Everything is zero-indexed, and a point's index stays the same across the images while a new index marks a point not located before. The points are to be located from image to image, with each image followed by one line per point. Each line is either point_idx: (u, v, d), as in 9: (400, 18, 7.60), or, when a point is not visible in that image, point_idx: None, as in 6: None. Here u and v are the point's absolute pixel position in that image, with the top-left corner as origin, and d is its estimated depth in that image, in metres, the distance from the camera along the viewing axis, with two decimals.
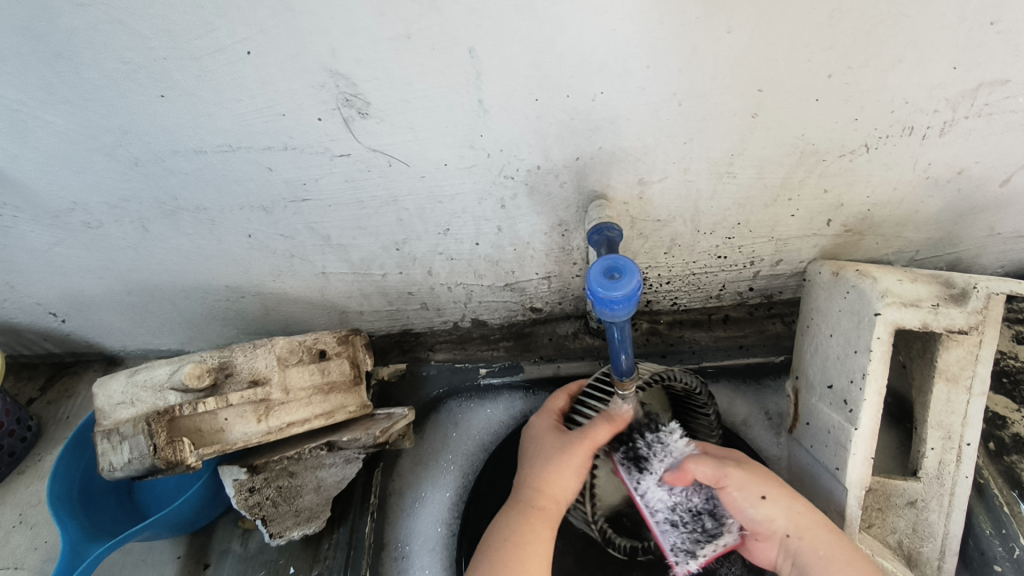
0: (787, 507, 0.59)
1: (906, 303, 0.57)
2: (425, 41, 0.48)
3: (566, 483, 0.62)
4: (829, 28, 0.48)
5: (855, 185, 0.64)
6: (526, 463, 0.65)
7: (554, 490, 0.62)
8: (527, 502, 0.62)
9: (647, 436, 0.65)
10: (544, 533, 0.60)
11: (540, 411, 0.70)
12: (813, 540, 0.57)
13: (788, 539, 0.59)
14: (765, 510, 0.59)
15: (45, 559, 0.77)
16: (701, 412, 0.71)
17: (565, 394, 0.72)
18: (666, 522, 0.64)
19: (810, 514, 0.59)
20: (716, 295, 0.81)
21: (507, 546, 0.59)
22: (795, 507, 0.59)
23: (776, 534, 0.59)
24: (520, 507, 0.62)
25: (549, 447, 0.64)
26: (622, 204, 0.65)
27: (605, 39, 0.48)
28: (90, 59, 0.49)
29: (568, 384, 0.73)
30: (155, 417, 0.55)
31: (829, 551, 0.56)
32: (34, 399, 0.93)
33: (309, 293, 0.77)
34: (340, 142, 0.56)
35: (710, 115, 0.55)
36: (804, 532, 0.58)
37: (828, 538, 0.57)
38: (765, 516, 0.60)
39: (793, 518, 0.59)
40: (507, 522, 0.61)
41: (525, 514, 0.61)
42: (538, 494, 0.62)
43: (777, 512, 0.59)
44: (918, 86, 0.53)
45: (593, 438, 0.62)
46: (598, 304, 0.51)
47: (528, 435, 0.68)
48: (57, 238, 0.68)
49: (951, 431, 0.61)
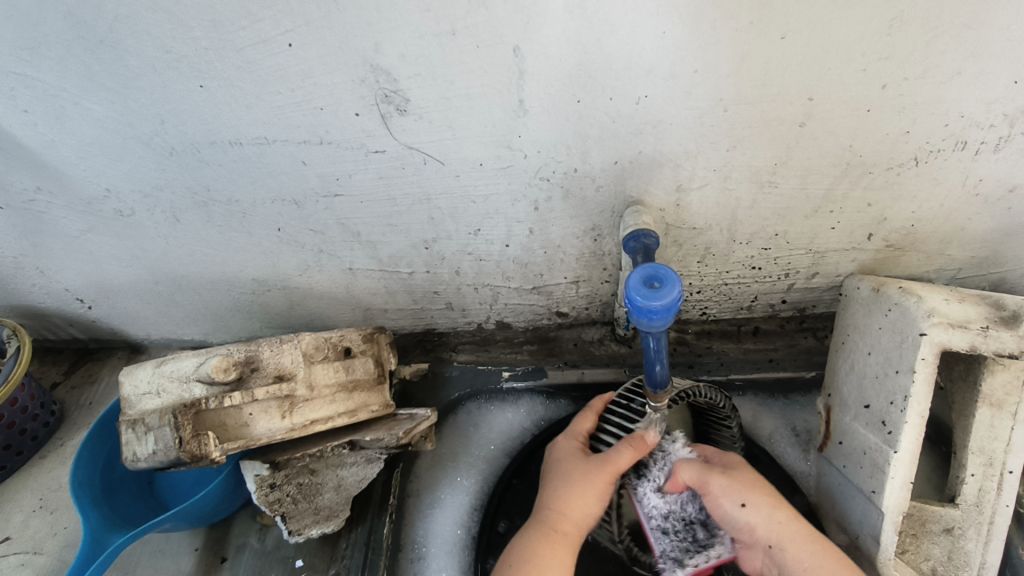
0: (769, 517, 0.57)
1: (954, 324, 0.55)
2: (469, 39, 0.47)
3: (588, 507, 0.61)
4: (887, 37, 0.47)
5: (900, 200, 0.62)
6: (548, 484, 0.64)
7: (576, 514, 0.61)
8: (548, 523, 0.61)
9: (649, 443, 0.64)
10: (564, 556, 0.59)
11: (566, 431, 0.69)
12: (795, 551, 0.56)
13: (771, 549, 0.57)
14: (747, 517, 0.58)
15: (64, 545, 0.76)
16: (723, 424, 0.69)
17: (594, 415, 0.69)
18: (659, 529, 0.62)
19: (793, 525, 0.57)
20: (747, 306, 0.80)
21: (528, 568, 0.58)
22: (778, 517, 0.57)
23: (759, 543, 0.58)
24: (542, 528, 0.61)
25: (571, 470, 0.63)
26: (658, 210, 0.63)
27: (656, 42, 0.47)
28: (133, 46, 0.48)
29: (595, 402, 0.71)
30: (182, 410, 0.55)
31: (810, 562, 0.55)
32: (57, 383, 0.93)
33: (335, 289, 0.77)
34: (377, 139, 0.55)
35: (756, 124, 0.53)
36: (787, 542, 0.56)
37: (811, 550, 0.56)
38: (747, 522, 0.58)
39: (774, 528, 0.57)
40: (529, 543, 0.60)
41: (548, 536, 0.60)
42: (559, 516, 0.61)
43: (758, 521, 0.58)
44: (976, 100, 0.51)
45: (617, 465, 0.60)
46: (636, 313, 0.49)
47: (553, 456, 0.67)
48: (90, 225, 0.68)
49: (993, 457, 0.59)
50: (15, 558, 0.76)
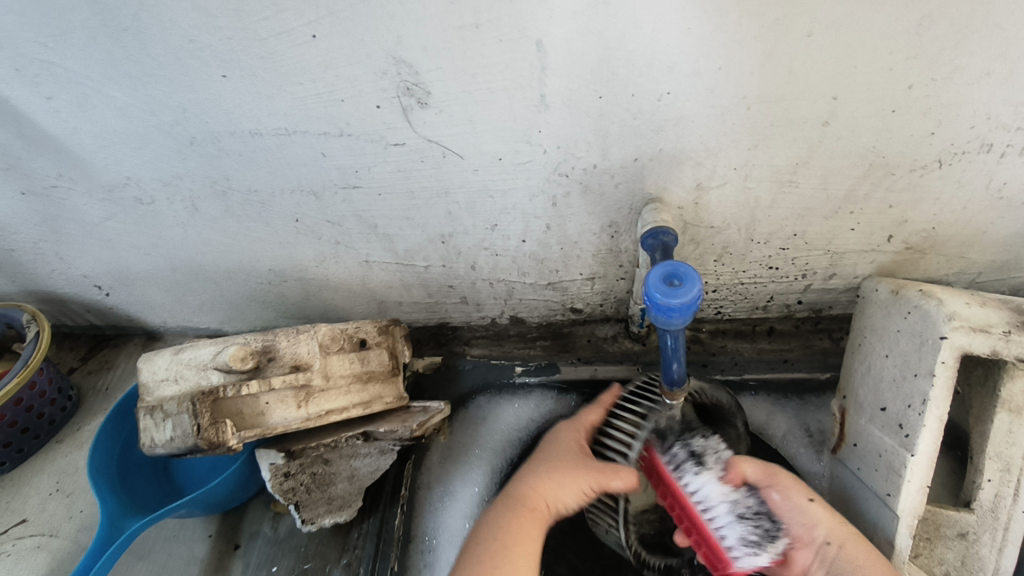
0: (831, 517, 0.58)
1: (974, 328, 0.55)
2: (493, 32, 0.47)
3: (562, 497, 0.61)
4: (915, 36, 0.46)
5: (921, 203, 0.61)
6: (534, 463, 0.64)
7: (550, 498, 0.61)
8: (521, 498, 0.61)
9: (702, 438, 0.62)
10: (532, 532, 0.59)
11: (572, 419, 0.69)
12: (854, 550, 0.56)
13: (827, 546, 0.57)
14: (812, 512, 0.59)
15: (79, 529, 0.77)
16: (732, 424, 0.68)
17: (601, 410, 0.69)
18: (727, 517, 0.57)
19: (851, 527, 0.58)
20: (762, 306, 0.79)
21: (495, 545, 0.58)
22: (838, 517, 0.59)
23: (816, 540, 0.58)
24: (514, 501, 0.61)
25: (562, 459, 0.63)
26: (677, 208, 0.63)
27: (680, 38, 0.47)
28: (158, 35, 0.48)
29: (603, 397, 0.70)
30: (200, 397, 0.55)
31: (866, 560, 0.55)
32: (74, 369, 0.94)
33: (350, 281, 0.77)
34: (397, 132, 0.55)
35: (780, 122, 0.53)
36: (845, 540, 0.57)
37: (867, 549, 0.56)
38: (810, 519, 0.58)
39: (836, 526, 0.58)
40: (499, 518, 0.60)
41: (517, 509, 0.60)
42: (534, 494, 0.61)
43: (822, 518, 0.58)
44: (1003, 101, 0.51)
45: (610, 479, 0.60)
46: (655, 310, 0.50)
47: (552, 440, 0.67)
48: (110, 212, 0.69)
49: (1011, 463, 0.59)
50: (32, 540, 0.77)
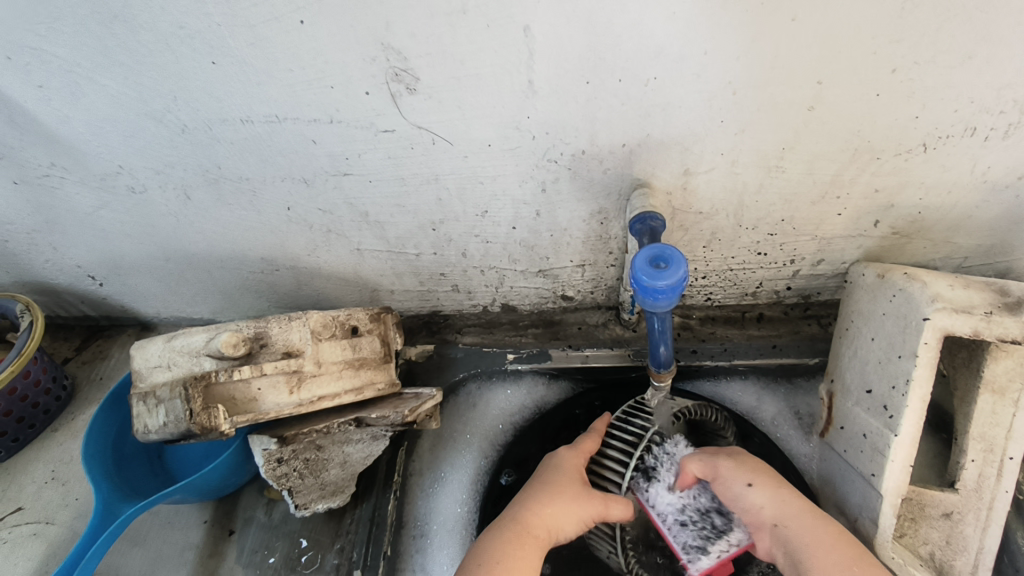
0: (775, 496, 0.58)
1: (958, 309, 0.55)
2: (480, 18, 0.47)
3: (565, 525, 0.60)
4: (898, 20, 0.47)
5: (908, 187, 0.62)
6: (534, 487, 0.63)
7: (553, 524, 0.59)
8: (523, 524, 0.59)
9: (654, 448, 0.64)
10: (533, 560, 0.57)
11: (569, 445, 0.67)
12: (798, 527, 0.56)
13: (778, 528, 0.57)
14: (754, 498, 0.58)
15: (75, 516, 0.78)
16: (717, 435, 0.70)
17: (597, 438, 0.68)
18: (676, 524, 0.60)
19: (797, 503, 0.58)
20: (752, 293, 0.80)
21: (499, 568, 0.56)
22: (783, 496, 0.58)
23: (765, 523, 0.58)
24: (518, 528, 0.59)
25: (563, 485, 0.62)
26: (665, 193, 0.63)
27: (666, 23, 0.47)
28: (146, 22, 0.49)
29: (596, 425, 0.70)
30: (193, 382, 0.56)
31: (813, 536, 0.55)
32: (68, 359, 0.95)
33: (342, 269, 0.78)
34: (386, 118, 0.56)
35: (765, 107, 0.53)
36: (791, 520, 0.57)
37: (811, 525, 0.56)
38: (754, 503, 0.58)
39: (780, 507, 0.57)
40: (501, 544, 0.58)
41: (521, 537, 0.58)
42: (536, 521, 0.59)
43: (764, 502, 0.58)
44: (986, 85, 0.52)
45: (610, 511, 0.60)
46: (641, 293, 0.50)
47: (551, 462, 0.66)
48: (102, 201, 0.69)
49: (994, 444, 0.60)
50: (27, 527, 0.77)
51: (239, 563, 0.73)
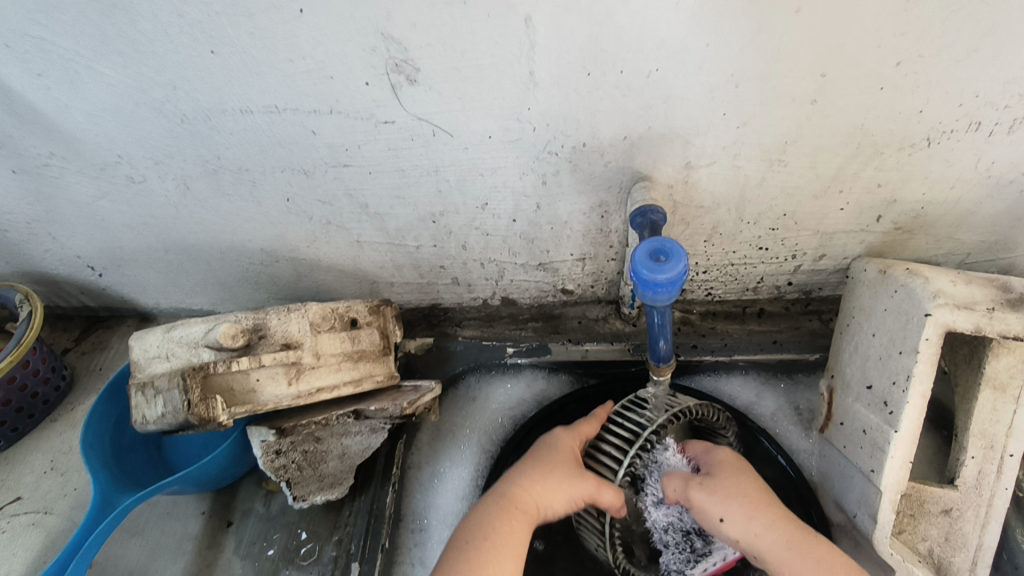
0: (749, 528, 0.56)
1: (959, 305, 0.55)
2: (481, 8, 0.46)
3: (553, 502, 0.60)
4: (904, 13, 0.46)
5: (911, 182, 0.62)
6: (528, 463, 0.63)
7: (542, 501, 0.60)
8: (512, 498, 0.60)
9: (636, 467, 0.62)
10: (519, 535, 0.58)
11: (567, 428, 0.67)
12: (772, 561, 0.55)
13: (755, 558, 0.56)
14: (727, 531, 0.57)
15: (73, 506, 0.78)
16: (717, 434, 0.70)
17: (596, 423, 0.67)
18: (661, 542, 0.65)
19: (773, 534, 0.55)
20: (753, 288, 0.80)
21: (484, 544, 0.57)
22: (759, 527, 0.56)
23: (743, 552, 0.57)
24: (506, 502, 0.60)
25: (555, 464, 0.61)
26: (666, 187, 0.63)
27: (670, 14, 0.46)
28: (146, 11, 0.48)
29: (598, 411, 0.69)
30: (190, 372, 0.55)
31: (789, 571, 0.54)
32: (68, 349, 0.95)
33: (342, 261, 0.77)
34: (386, 109, 0.55)
35: (769, 100, 0.53)
36: (768, 552, 0.55)
37: (786, 559, 0.54)
38: (729, 536, 0.57)
39: (752, 541, 0.56)
40: (488, 518, 0.59)
41: (509, 512, 0.59)
42: (525, 496, 0.60)
43: (737, 535, 0.56)
44: (991, 79, 0.51)
45: (599, 493, 0.58)
46: (641, 286, 0.50)
47: (548, 441, 0.65)
48: (101, 191, 0.69)
49: (994, 440, 0.59)
50: (26, 517, 0.77)
51: (237, 555, 0.73)
